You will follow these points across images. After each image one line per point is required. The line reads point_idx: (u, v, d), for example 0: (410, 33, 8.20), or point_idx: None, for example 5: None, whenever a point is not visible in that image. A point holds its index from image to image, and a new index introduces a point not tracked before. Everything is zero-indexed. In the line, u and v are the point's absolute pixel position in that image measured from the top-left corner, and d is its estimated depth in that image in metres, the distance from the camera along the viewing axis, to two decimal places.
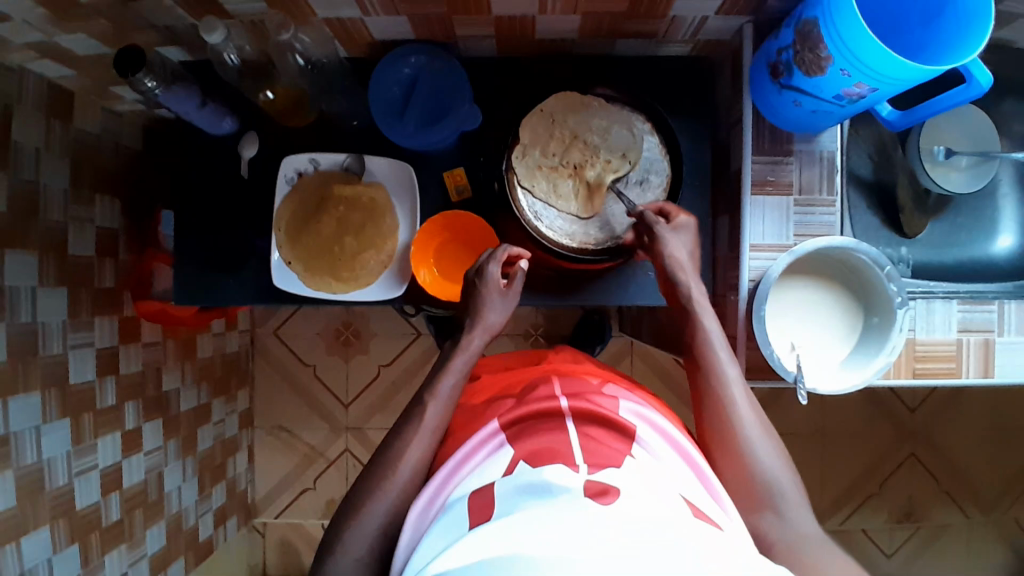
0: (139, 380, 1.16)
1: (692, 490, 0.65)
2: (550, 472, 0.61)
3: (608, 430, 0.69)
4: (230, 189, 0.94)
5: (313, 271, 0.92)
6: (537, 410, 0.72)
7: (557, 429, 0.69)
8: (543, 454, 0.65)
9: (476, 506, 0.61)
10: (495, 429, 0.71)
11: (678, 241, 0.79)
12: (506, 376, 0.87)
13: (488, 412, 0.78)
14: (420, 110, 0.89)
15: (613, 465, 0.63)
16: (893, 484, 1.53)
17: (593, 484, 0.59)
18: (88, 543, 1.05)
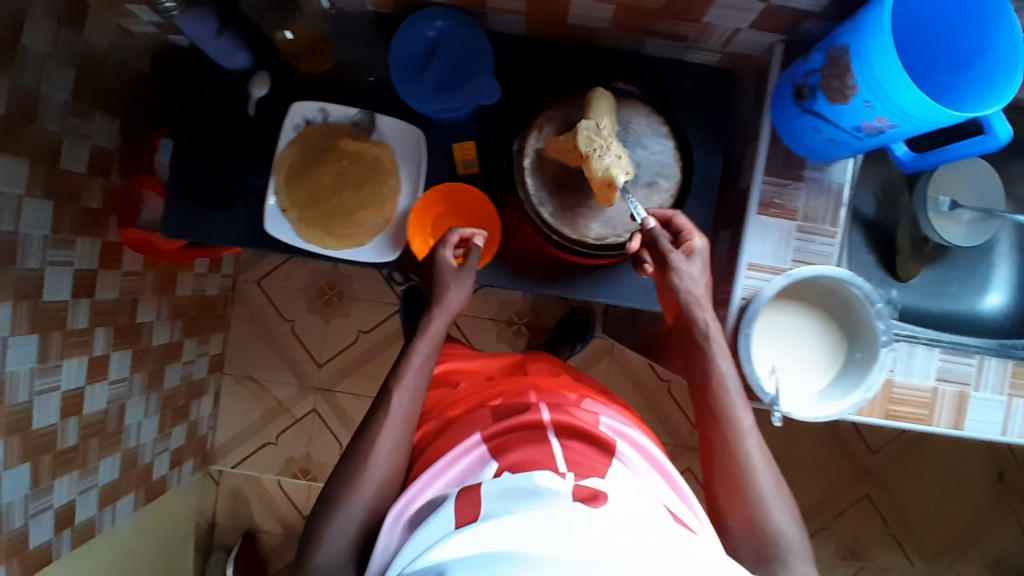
0: (114, 308, 1.13)
1: (673, 503, 0.71)
2: (536, 477, 0.65)
3: (590, 446, 0.74)
4: (234, 126, 0.92)
5: (307, 223, 0.90)
6: (519, 419, 0.77)
7: (538, 440, 0.74)
8: (527, 463, 0.69)
9: (463, 505, 0.65)
10: (477, 440, 0.75)
11: (693, 269, 0.77)
12: (487, 387, 0.91)
13: (468, 422, 0.81)
14: (440, 74, 0.88)
15: (596, 475, 0.68)
16: (844, 522, 1.55)
17: (583, 488, 0.63)
18: (38, 464, 1.02)
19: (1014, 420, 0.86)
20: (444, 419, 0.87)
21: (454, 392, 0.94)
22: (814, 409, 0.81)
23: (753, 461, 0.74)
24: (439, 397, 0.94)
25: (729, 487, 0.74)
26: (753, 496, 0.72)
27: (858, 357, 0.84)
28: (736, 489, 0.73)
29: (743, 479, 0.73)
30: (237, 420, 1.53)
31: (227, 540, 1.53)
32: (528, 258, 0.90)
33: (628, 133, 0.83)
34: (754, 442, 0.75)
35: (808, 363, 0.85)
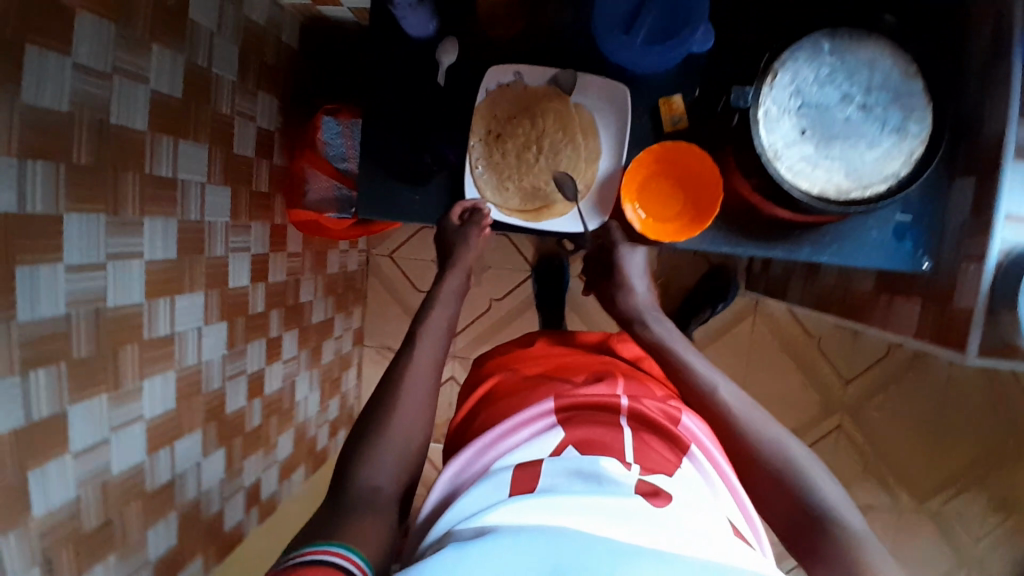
0: (282, 289, 1.13)
1: (737, 516, 0.68)
2: (603, 463, 0.63)
3: (659, 437, 0.71)
4: (424, 96, 0.88)
5: (508, 193, 0.86)
6: (592, 400, 0.73)
7: (609, 424, 0.70)
8: (595, 446, 0.66)
9: (522, 479, 0.63)
10: (548, 410, 0.72)
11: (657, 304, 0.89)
12: (562, 356, 0.86)
13: (541, 387, 0.78)
14: (649, 26, 0.80)
15: (664, 472, 0.65)
16: (999, 474, 1.49)
17: (645, 484, 0.61)
18: (232, 446, 1.04)
19: None
20: (520, 375, 0.83)
21: (526, 350, 0.90)
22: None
23: (808, 473, 0.71)
24: (512, 352, 0.92)
25: (795, 507, 0.69)
26: (824, 520, 0.67)
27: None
28: (794, 503, 0.70)
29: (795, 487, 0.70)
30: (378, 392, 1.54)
31: None
32: (746, 217, 0.85)
33: (868, 81, 0.78)
34: (812, 463, 0.72)
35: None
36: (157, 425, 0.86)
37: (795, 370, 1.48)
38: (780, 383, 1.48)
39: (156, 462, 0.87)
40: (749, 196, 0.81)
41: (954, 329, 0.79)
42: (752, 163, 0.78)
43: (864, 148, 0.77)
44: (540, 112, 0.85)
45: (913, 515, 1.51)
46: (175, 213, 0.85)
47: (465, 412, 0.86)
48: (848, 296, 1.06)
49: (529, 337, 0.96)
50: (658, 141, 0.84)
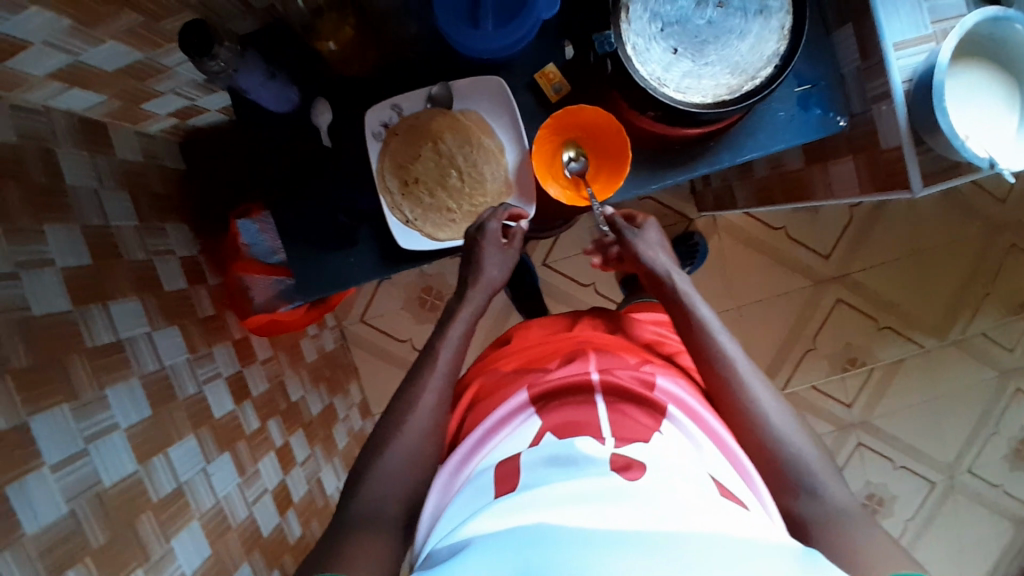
0: (270, 396, 1.12)
1: (723, 472, 0.65)
2: (580, 445, 0.63)
3: (638, 405, 0.71)
4: (315, 163, 0.88)
5: (434, 223, 0.86)
6: (565, 383, 0.73)
7: (586, 403, 0.71)
8: (571, 428, 0.67)
9: (498, 477, 0.64)
10: (524, 401, 0.73)
11: (651, 236, 0.83)
12: (535, 345, 0.85)
13: (518, 380, 0.78)
14: (495, 8, 0.81)
15: (641, 440, 0.65)
16: (1004, 278, 1.50)
17: (619, 458, 0.61)
18: (283, 564, 1.03)
19: None
20: (497, 369, 0.82)
21: (505, 345, 0.89)
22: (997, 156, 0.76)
23: (795, 445, 0.69)
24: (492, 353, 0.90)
25: (772, 476, 0.68)
26: (806, 487, 0.66)
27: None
28: (778, 467, 0.68)
29: (767, 431, 0.69)
30: None
31: None
32: (658, 151, 0.86)
33: None
34: (774, 408, 0.71)
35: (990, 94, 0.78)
36: None
37: (777, 264, 1.49)
38: (769, 283, 1.49)
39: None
40: (652, 127, 0.83)
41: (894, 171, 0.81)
42: (647, 98, 0.79)
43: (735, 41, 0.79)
44: (432, 134, 0.86)
45: (942, 350, 1.52)
46: (131, 372, 0.84)
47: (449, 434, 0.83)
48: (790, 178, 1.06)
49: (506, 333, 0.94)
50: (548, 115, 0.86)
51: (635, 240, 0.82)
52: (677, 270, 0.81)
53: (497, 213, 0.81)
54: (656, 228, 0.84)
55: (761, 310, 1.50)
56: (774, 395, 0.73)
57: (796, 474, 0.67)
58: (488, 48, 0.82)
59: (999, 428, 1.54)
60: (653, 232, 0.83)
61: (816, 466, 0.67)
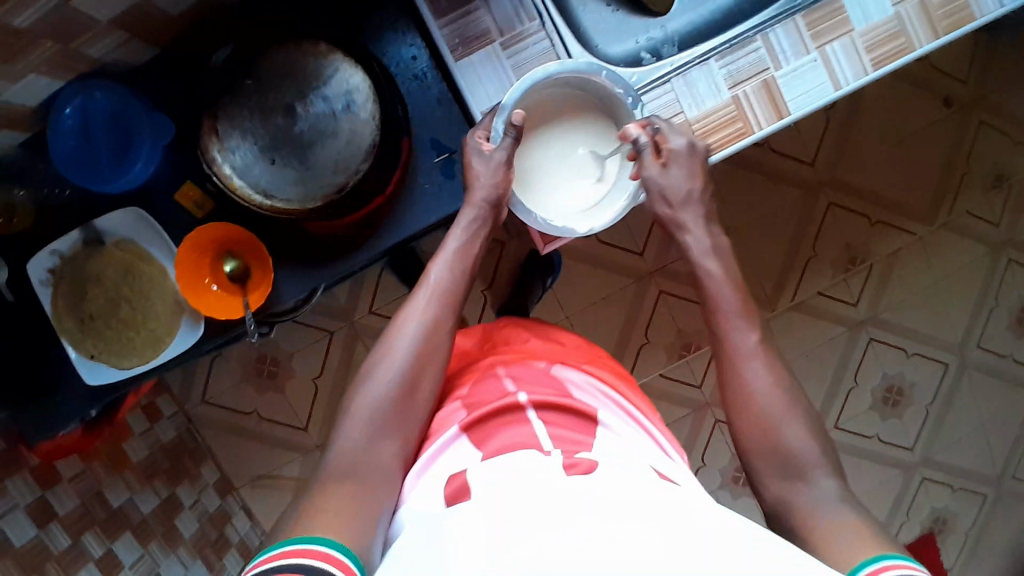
0: (83, 511, 1.18)
1: (664, 463, 0.64)
2: (518, 460, 0.59)
3: (560, 413, 0.67)
4: (4, 320, 0.90)
5: (118, 354, 0.88)
6: (497, 405, 0.67)
7: (523, 420, 0.65)
8: (513, 448, 0.62)
9: (451, 493, 0.58)
10: (456, 432, 0.66)
11: (676, 171, 0.76)
12: (459, 369, 0.80)
13: (437, 414, 0.72)
14: (108, 146, 0.82)
15: (584, 450, 0.62)
16: (827, 236, 1.36)
17: (572, 460, 0.58)
18: None
19: (838, 65, 0.78)
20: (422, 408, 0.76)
21: None
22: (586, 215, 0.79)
23: (794, 441, 0.65)
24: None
25: (776, 465, 0.65)
26: (797, 478, 0.64)
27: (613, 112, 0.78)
28: (771, 452, 0.66)
29: (778, 434, 0.66)
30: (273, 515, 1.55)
31: None
32: (321, 243, 0.86)
33: (294, 85, 0.84)
34: (781, 406, 0.67)
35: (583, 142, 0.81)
36: None
37: (597, 270, 1.45)
38: (592, 289, 1.45)
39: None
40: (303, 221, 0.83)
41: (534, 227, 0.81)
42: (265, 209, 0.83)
43: (331, 139, 0.84)
44: (95, 270, 0.87)
45: (780, 319, 1.38)
46: None
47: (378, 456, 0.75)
48: None
49: None
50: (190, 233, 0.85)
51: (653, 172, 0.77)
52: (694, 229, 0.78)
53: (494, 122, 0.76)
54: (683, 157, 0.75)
55: (591, 318, 1.46)
56: (779, 381, 0.69)
57: (794, 460, 0.64)
58: (107, 189, 0.82)
59: (858, 382, 1.43)
60: (685, 154, 0.75)
61: (807, 461, 0.64)
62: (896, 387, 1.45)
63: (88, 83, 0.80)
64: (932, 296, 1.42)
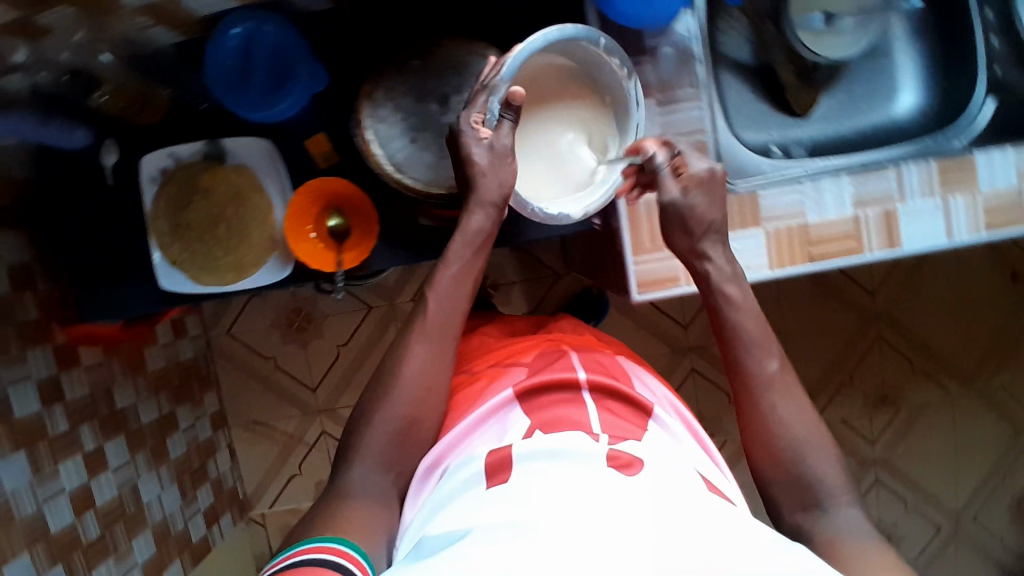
0: (89, 403, 1.18)
1: (706, 468, 0.72)
2: (568, 441, 0.66)
3: (623, 402, 0.75)
4: (100, 200, 0.92)
5: (198, 268, 0.90)
6: (553, 380, 0.76)
7: (575, 402, 0.74)
8: (560, 424, 0.69)
9: (493, 465, 0.66)
10: (510, 396, 0.75)
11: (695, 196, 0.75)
12: (509, 345, 0.91)
13: (497, 378, 0.80)
14: (262, 76, 0.86)
15: (634, 437, 0.69)
16: (866, 367, 1.38)
17: (621, 456, 0.64)
18: (71, 562, 1.08)
19: (956, 218, 0.81)
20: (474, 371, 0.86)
21: (477, 346, 0.96)
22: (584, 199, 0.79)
23: (816, 464, 0.69)
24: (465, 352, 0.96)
25: (796, 491, 0.69)
26: (820, 506, 0.68)
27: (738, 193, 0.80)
28: (790, 480, 0.69)
29: (803, 461, 0.69)
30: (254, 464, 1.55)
31: None
32: (425, 231, 0.90)
33: (457, 79, 0.86)
34: (806, 424, 0.70)
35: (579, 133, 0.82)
36: None
37: (639, 329, 1.48)
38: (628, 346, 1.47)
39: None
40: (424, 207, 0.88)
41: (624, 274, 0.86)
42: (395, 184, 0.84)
43: None
44: (203, 184, 0.90)
45: None
46: None
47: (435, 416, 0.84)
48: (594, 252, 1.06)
49: (478, 337, 1.00)
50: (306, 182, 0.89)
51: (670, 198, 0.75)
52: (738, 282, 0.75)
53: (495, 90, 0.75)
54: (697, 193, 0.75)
55: None
56: (806, 405, 0.72)
57: (817, 490, 0.68)
58: (256, 117, 0.87)
59: None
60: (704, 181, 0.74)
61: (834, 488, 0.68)
62: (887, 535, 1.44)
63: (264, 15, 0.83)
64: (947, 457, 1.42)
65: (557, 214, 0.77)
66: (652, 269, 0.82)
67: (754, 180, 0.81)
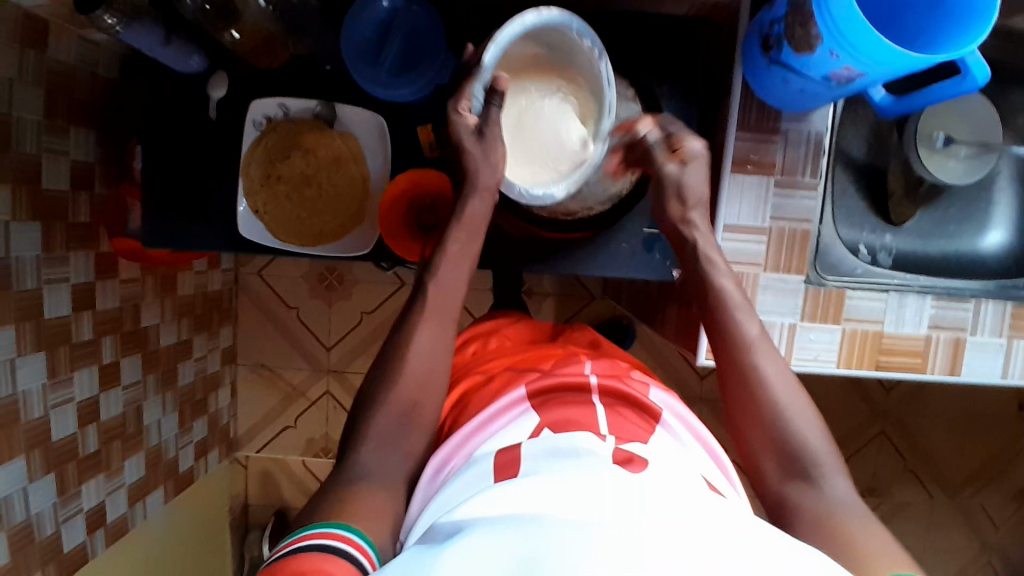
0: (117, 316, 1.16)
1: (711, 472, 0.62)
2: (577, 440, 0.58)
3: (634, 409, 0.66)
4: (199, 132, 0.91)
5: (278, 222, 0.90)
6: (566, 383, 0.67)
7: (584, 403, 0.65)
8: (570, 424, 0.61)
9: (503, 463, 0.58)
10: (521, 396, 0.66)
11: (697, 167, 0.77)
12: (527, 351, 0.81)
13: (510, 381, 0.72)
14: (397, 54, 0.85)
15: (639, 440, 0.60)
16: (862, 457, 1.43)
17: (620, 452, 0.56)
18: (64, 472, 1.05)
19: (1014, 361, 0.86)
20: (490, 371, 0.77)
21: (494, 345, 0.87)
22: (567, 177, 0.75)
23: (805, 434, 0.65)
24: (479, 352, 0.87)
25: (786, 466, 0.64)
26: (808, 480, 0.63)
27: (828, 289, 0.83)
28: (774, 446, 0.65)
29: (786, 430, 0.65)
30: (251, 406, 1.56)
31: (261, 519, 1.59)
32: (514, 244, 0.91)
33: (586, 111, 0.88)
34: (793, 396, 0.66)
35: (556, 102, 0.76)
36: None
37: (659, 370, 1.50)
38: None
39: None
40: (517, 222, 0.89)
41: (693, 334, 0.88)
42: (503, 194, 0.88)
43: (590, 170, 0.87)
44: (304, 143, 0.90)
45: None
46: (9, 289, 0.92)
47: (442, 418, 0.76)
48: (653, 297, 1.08)
49: (492, 326, 0.92)
50: (404, 172, 0.89)
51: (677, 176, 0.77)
52: (728, 276, 0.74)
53: (478, 74, 0.71)
54: (703, 157, 0.78)
55: None
56: (789, 373, 0.68)
57: (802, 457, 0.64)
58: (379, 94, 0.85)
59: None
60: (700, 155, 0.77)
61: (820, 456, 0.64)
62: None
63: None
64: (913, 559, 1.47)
65: (542, 194, 0.73)
66: None
67: (846, 280, 0.83)
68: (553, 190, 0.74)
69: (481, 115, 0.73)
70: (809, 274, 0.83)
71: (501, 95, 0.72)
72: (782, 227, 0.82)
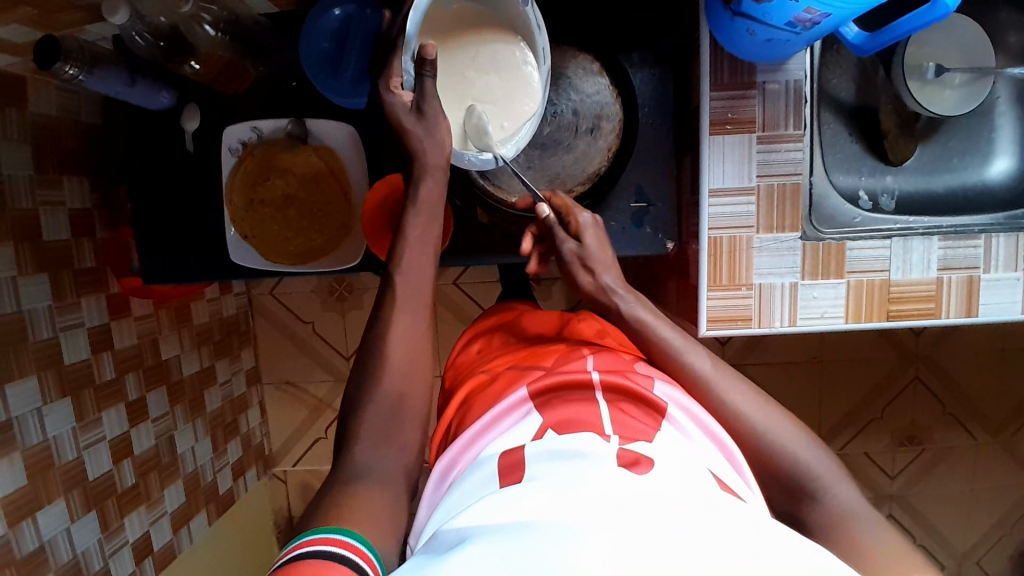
0: (136, 353, 1.19)
1: (721, 467, 0.59)
2: (579, 442, 0.56)
3: (637, 404, 0.62)
4: (180, 166, 0.92)
5: (265, 245, 0.91)
6: (567, 380, 0.65)
7: (587, 401, 0.63)
8: (573, 424, 0.59)
9: (506, 467, 0.56)
10: (524, 396, 0.65)
11: (592, 239, 0.78)
12: (526, 348, 0.79)
13: (513, 379, 0.70)
14: (358, 62, 0.83)
15: (643, 439, 0.57)
16: (897, 406, 1.39)
17: (626, 453, 0.54)
18: (105, 508, 1.09)
19: None
20: (493, 369, 0.76)
21: (494, 342, 0.86)
22: (514, 133, 0.75)
23: (797, 449, 0.63)
24: (483, 351, 0.86)
25: (784, 478, 0.63)
26: (811, 492, 0.62)
27: (827, 243, 0.80)
28: (769, 472, 0.64)
29: (776, 454, 0.63)
30: (282, 422, 1.59)
31: None
32: (502, 233, 0.93)
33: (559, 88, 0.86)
34: (768, 415, 0.65)
35: (487, 58, 0.74)
36: (10, 505, 0.92)
37: None
38: None
39: (20, 533, 0.93)
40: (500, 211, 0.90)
41: (692, 304, 0.87)
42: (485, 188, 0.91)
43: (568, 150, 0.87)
44: (279, 164, 0.90)
45: None
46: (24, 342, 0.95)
47: (445, 419, 0.76)
48: (654, 270, 1.06)
49: (495, 322, 0.91)
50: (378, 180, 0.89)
51: (576, 256, 0.77)
52: (665, 325, 0.72)
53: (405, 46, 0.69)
54: (596, 229, 0.78)
55: None
56: (754, 393, 0.67)
57: (799, 476, 0.62)
58: (344, 103, 0.86)
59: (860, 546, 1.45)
60: (593, 225, 0.78)
61: (818, 465, 0.63)
62: None
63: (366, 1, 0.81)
64: (961, 501, 1.43)
65: (492, 157, 0.75)
66: (723, 306, 0.82)
67: (845, 230, 0.81)
68: (502, 149, 0.75)
69: (417, 90, 0.69)
70: (805, 229, 0.80)
71: (433, 63, 0.67)
72: (771, 184, 0.79)
